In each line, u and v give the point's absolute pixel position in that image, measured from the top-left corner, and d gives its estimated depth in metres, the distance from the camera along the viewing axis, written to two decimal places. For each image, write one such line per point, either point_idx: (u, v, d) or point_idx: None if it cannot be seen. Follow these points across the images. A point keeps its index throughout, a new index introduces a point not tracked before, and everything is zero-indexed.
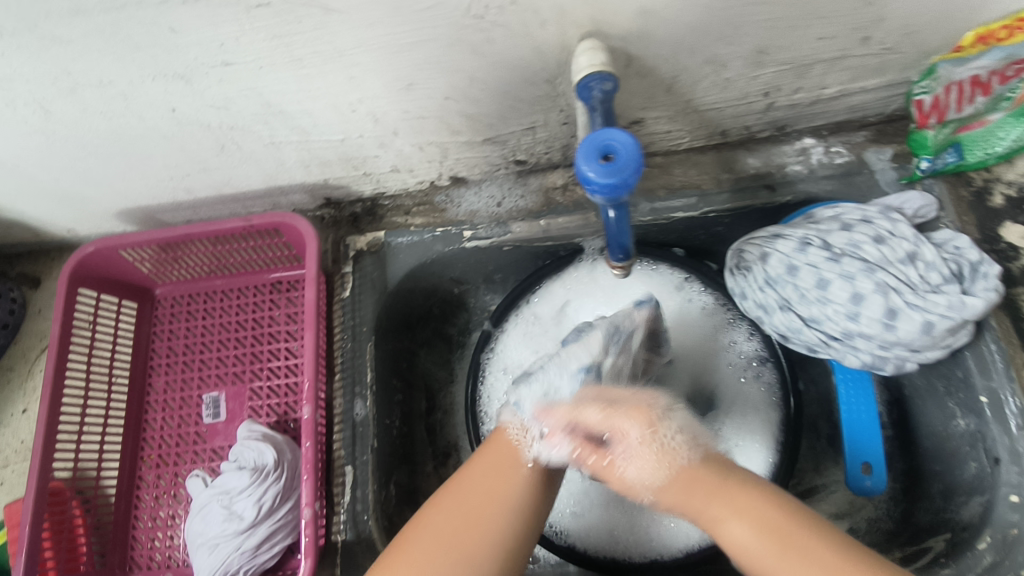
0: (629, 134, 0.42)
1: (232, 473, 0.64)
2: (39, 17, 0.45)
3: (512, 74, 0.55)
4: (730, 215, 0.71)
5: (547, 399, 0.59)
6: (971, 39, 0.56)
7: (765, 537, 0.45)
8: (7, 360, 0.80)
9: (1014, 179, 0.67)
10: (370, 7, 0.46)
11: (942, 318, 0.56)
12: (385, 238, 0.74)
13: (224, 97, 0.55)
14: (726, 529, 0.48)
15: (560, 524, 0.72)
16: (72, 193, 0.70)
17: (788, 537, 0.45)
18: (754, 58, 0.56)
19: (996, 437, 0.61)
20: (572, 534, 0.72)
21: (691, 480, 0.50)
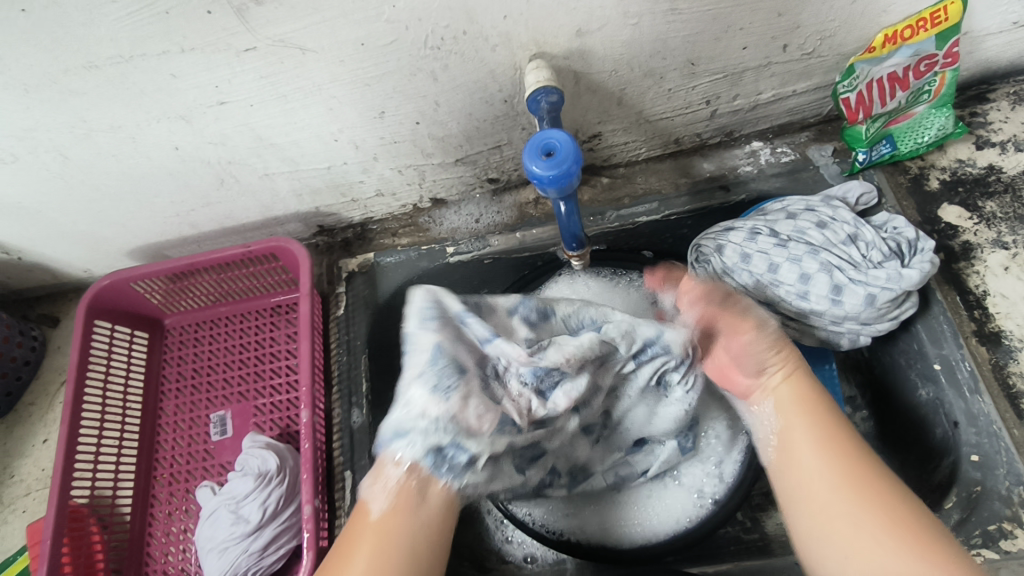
0: (566, 133, 0.50)
1: (237, 480, 0.68)
2: (59, 73, 0.52)
3: (472, 97, 0.63)
4: (691, 215, 0.77)
5: (399, 425, 0.41)
6: (881, 41, 0.63)
7: (819, 435, 0.47)
8: (29, 395, 0.86)
9: (947, 165, 0.73)
10: (342, 45, 0.54)
11: (883, 290, 0.62)
12: (374, 259, 0.82)
13: (221, 134, 0.62)
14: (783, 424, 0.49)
15: (555, 523, 0.73)
16: (88, 235, 0.77)
17: (845, 448, 0.46)
18: (687, 69, 0.64)
19: (952, 402, 0.63)
20: (567, 531, 0.73)
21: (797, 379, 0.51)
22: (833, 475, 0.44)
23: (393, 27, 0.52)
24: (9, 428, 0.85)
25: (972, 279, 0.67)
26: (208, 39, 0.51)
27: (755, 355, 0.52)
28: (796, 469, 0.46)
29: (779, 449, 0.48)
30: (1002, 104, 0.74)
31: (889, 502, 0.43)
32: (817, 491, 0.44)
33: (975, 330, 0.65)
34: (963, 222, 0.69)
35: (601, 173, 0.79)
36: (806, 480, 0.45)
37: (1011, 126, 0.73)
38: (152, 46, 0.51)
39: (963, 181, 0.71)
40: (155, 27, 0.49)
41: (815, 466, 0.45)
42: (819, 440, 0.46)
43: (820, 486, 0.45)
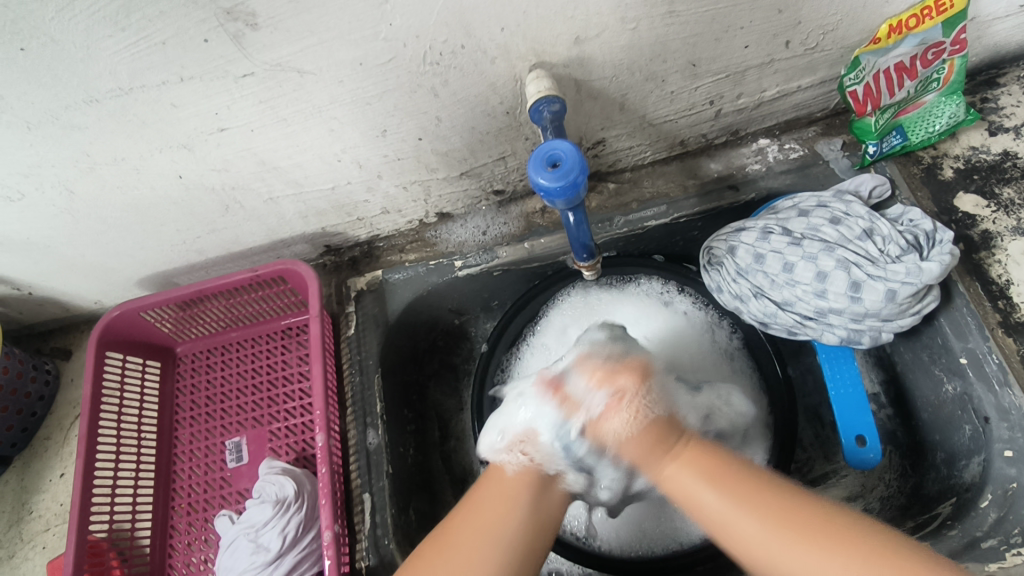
0: (571, 143, 0.49)
1: (255, 508, 0.68)
2: (61, 109, 0.52)
3: (474, 110, 0.62)
4: (701, 217, 0.76)
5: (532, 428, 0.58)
6: (885, 32, 0.61)
7: (706, 478, 0.48)
8: (45, 429, 0.86)
9: (961, 153, 0.71)
10: (340, 66, 0.53)
11: (904, 285, 0.60)
12: (382, 276, 0.80)
13: (223, 160, 0.62)
14: (701, 498, 0.48)
15: (586, 530, 0.73)
16: (97, 267, 0.77)
17: (744, 485, 0.47)
18: (689, 70, 0.63)
19: (981, 396, 0.62)
20: (595, 537, 0.73)
21: (651, 439, 0.52)
22: (738, 511, 0.45)
23: (390, 44, 0.52)
24: (26, 463, 0.85)
25: (994, 268, 0.65)
26: (206, 67, 0.51)
27: (632, 451, 0.53)
28: (718, 530, 0.46)
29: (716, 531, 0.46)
30: (1014, 88, 0.73)
31: (796, 522, 0.43)
32: (739, 535, 0.44)
33: (1001, 321, 0.63)
34: (981, 210, 0.68)
35: (607, 180, 0.79)
36: (722, 530, 0.46)
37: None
38: (151, 77, 0.51)
39: (978, 169, 0.70)
40: (153, 58, 0.49)
41: (733, 519, 0.45)
42: (709, 487, 0.47)
43: (737, 534, 0.45)
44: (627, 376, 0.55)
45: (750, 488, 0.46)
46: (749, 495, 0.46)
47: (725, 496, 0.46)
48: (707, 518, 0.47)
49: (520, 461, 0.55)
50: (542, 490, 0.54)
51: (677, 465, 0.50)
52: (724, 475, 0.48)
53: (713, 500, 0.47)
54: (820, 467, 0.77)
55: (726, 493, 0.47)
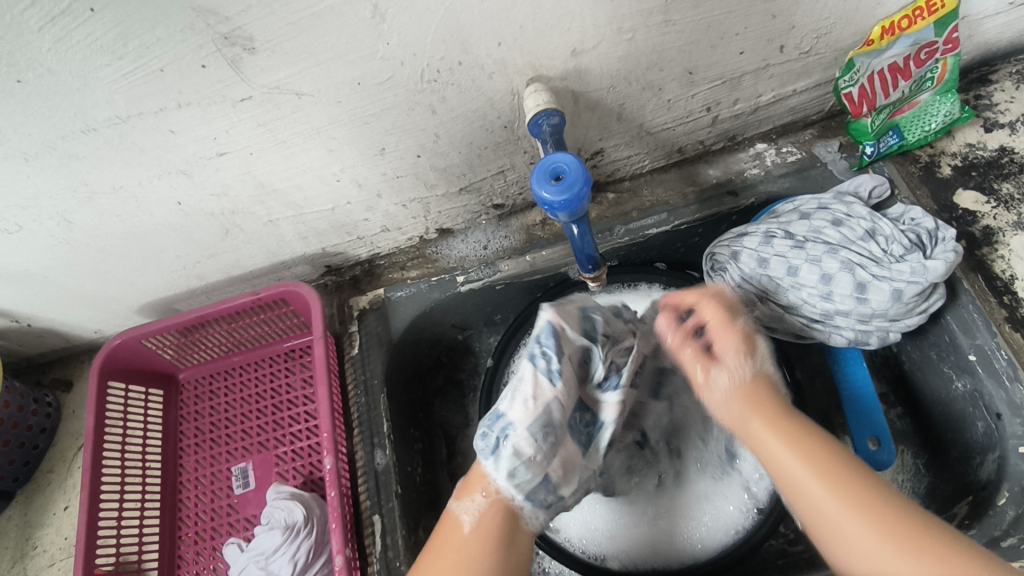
0: (572, 154, 0.49)
1: (264, 535, 0.67)
2: (59, 139, 0.52)
3: (472, 126, 0.62)
4: (701, 223, 0.76)
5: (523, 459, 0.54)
6: (878, 33, 0.62)
7: (820, 474, 0.51)
8: (47, 461, 0.85)
9: (958, 151, 0.71)
10: (338, 86, 0.53)
11: (909, 284, 0.60)
12: (384, 294, 0.80)
13: (222, 184, 0.62)
14: (783, 464, 0.53)
15: (600, 550, 0.72)
16: (97, 295, 0.76)
17: (848, 480, 0.50)
18: (686, 78, 0.63)
19: (992, 392, 0.61)
20: (610, 556, 0.72)
21: (767, 419, 0.56)
22: (849, 514, 0.48)
23: (388, 63, 0.52)
24: (29, 497, 0.84)
25: (997, 264, 0.65)
26: (204, 93, 0.50)
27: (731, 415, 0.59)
28: (804, 501, 0.51)
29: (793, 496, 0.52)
30: (1006, 84, 0.73)
31: (884, 513, 0.47)
32: (826, 515, 0.49)
33: (1008, 316, 0.62)
34: (981, 206, 0.68)
35: (606, 190, 0.78)
36: (811, 507, 0.50)
37: (1017, 106, 0.72)
38: (149, 104, 0.51)
39: (975, 165, 0.70)
40: (151, 85, 0.49)
41: (828, 505, 0.49)
42: (825, 487, 0.50)
43: (839, 525, 0.48)
44: (733, 352, 0.61)
45: (850, 485, 0.49)
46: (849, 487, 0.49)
47: (825, 485, 0.50)
48: (790, 489, 0.52)
49: (479, 503, 0.54)
50: (506, 539, 0.53)
51: (767, 431, 0.55)
52: (841, 468, 0.51)
53: (827, 499, 0.50)
54: None
55: (833, 490, 0.50)
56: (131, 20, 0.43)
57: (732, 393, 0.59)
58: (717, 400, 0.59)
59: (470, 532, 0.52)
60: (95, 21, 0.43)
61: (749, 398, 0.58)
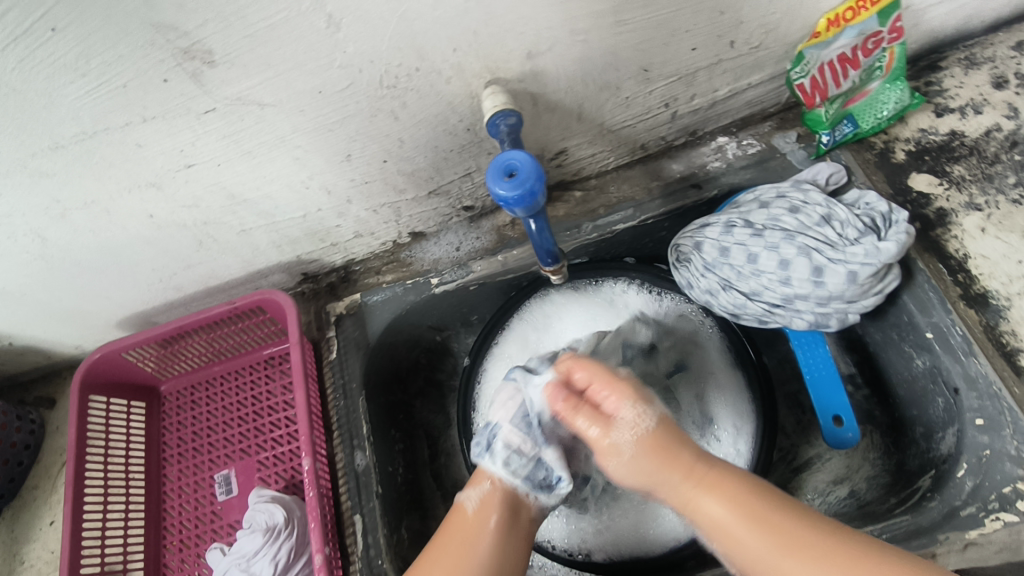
0: (526, 152, 0.50)
1: (245, 537, 0.68)
2: (28, 157, 0.54)
3: (435, 129, 0.64)
4: (667, 217, 0.78)
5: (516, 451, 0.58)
6: (824, 25, 0.64)
7: (741, 516, 0.47)
8: (33, 478, 0.86)
9: (911, 136, 0.73)
10: (299, 96, 0.55)
11: (863, 266, 0.62)
12: (361, 299, 0.81)
13: (193, 196, 0.63)
14: (704, 510, 0.48)
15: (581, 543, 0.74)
16: (76, 311, 0.77)
17: (769, 519, 0.46)
18: (641, 76, 0.65)
19: (950, 367, 0.63)
20: (594, 549, 0.73)
21: (667, 465, 0.50)
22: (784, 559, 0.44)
23: (347, 71, 0.54)
24: (16, 514, 0.84)
25: (951, 244, 0.67)
26: (167, 106, 0.52)
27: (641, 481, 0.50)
28: (743, 557, 0.46)
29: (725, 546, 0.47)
30: (956, 71, 0.75)
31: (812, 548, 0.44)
32: (758, 561, 0.45)
33: (961, 294, 0.64)
34: (934, 189, 0.70)
35: (574, 188, 0.80)
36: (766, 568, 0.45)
37: (967, 91, 0.74)
38: (114, 119, 0.52)
39: (928, 150, 0.72)
40: (115, 101, 0.50)
41: (754, 547, 0.45)
42: (755, 530, 0.46)
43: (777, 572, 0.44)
44: (631, 406, 0.51)
45: (780, 526, 0.45)
46: (765, 519, 0.46)
47: (751, 527, 0.46)
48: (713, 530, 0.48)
49: (481, 490, 0.57)
50: (512, 521, 0.56)
51: (691, 487, 0.49)
52: (754, 503, 0.47)
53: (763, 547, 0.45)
54: (804, 452, 0.79)
55: (757, 530, 0.46)
56: (92, 38, 0.45)
57: (637, 458, 0.50)
58: (633, 473, 0.50)
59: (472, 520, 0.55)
60: (56, 40, 0.45)
61: (673, 446, 0.50)
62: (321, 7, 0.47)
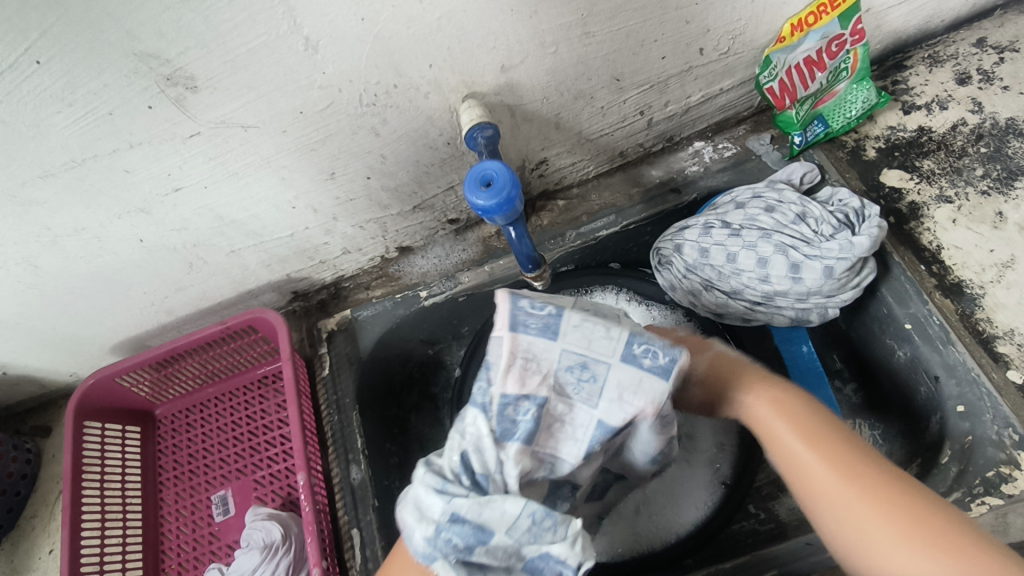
0: (501, 162, 0.52)
1: (242, 556, 0.68)
2: (18, 186, 0.55)
3: (416, 144, 0.65)
4: (648, 222, 0.79)
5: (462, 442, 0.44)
6: (788, 30, 0.67)
7: (808, 442, 0.49)
8: (30, 507, 0.86)
9: (881, 134, 0.75)
10: (280, 117, 0.56)
11: (839, 261, 0.63)
12: (351, 315, 0.82)
13: (182, 219, 0.65)
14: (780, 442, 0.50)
15: None
16: (70, 338, 0.78)
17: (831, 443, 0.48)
18: (614, 85, 0.67)
19: (929, 357, 0.64)
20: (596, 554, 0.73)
21: (781, 404, 0.52)
22: (836, 480, 0.46)
23: (326, 92, 0.55)
24: (14, 545, 0.84)
25: (924, 236, 0.68)
26: (153, 131, 0.53)
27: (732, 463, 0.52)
28: (800, 478, 0.48)
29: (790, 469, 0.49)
30: (920, 69, 0.78)
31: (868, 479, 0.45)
32: (816, 484, 0.47)
33: (937, 284, 0.66)
34: (905, 183, 0.72)
35: (557, 197, 0.82)
36: (833, 493, 0.46)
37: (932, 88, 0.76)
38: (101, 146, 0.53)
39: (898, 146, 0.74)
40: (102, 128, 0.52)
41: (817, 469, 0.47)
42: (817, 455, 0.48)
43: (824, 491, 0.46)
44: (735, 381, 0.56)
45: (846, 460, 0.47)
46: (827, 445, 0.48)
47: (814, 451, 0.48)
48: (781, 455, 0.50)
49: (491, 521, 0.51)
50: None
51: (777, 422, 0.51)
52: (819, 430, 0.49)
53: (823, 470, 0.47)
54: None
55: (823, 455, 0.48)
56: (76, 69, 0.47)
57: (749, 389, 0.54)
58: (767, 408, 0.52)
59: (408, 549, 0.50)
60: (41, 72, 0.46)
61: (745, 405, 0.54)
62: (299, 30, 0.49)
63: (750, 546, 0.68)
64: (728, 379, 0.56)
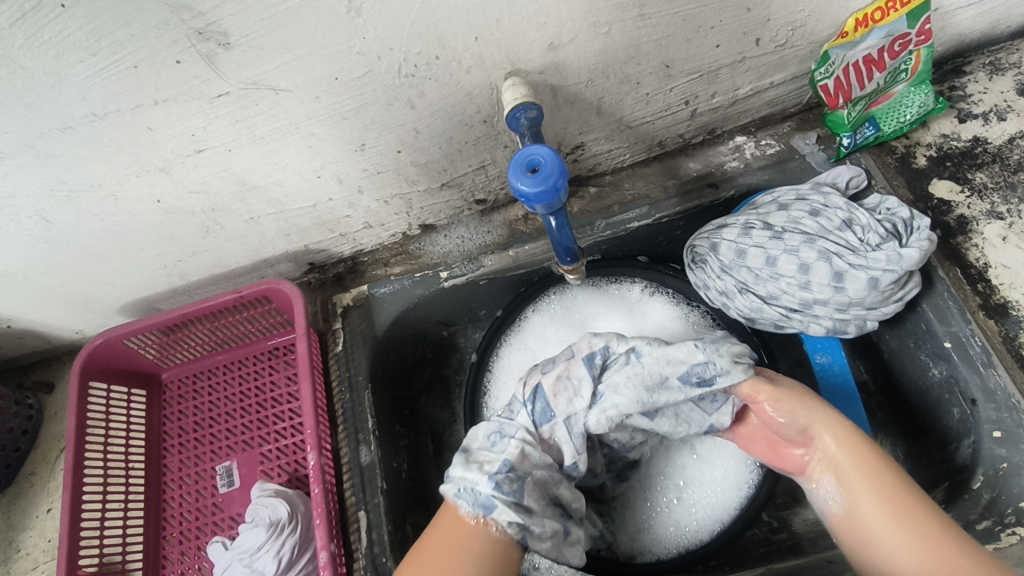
0: (549, 147, 0.49)
1: (248, 531, 0.67)
2: (34, 137, 0.52)
3: (451, 120, 0.62)
4: (682, 216, 0.76)
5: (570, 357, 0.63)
6: (852, 25, 0.63)
7: (896, 510, 0.49)
8: (30, 463, 0.85)
9: (933, 141, 0.72)
10: (315, 82, 0.53)
11: (885, 272, 0.61)
12: (368, 291, 0.79)
13: (202, 182, 0.62)
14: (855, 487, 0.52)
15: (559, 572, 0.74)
16: (77, 295, 0.76)
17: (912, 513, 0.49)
18: (663, 72, 0.64)
19: (968, 378, 0.62)
20: (637, 552, 0.72)
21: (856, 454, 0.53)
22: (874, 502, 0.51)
23: (365, 58, 0.52)
24: (12, 499, 0.83)
25: (972, 252, 0.65)
26: (180, 89, 0.50)
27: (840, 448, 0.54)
28: (865, 531, 0.51)
29: (854, 516, 0.52)
30: (980, 75, 0.74)
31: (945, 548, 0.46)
32: (874, 542, 0.50)
33: (981, 304, 0.63)
34: (955, 196, 0.69)
35: (588, 183, 0.79)
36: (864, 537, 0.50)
37: (990, 96, 0.73)
38: (125, 101, 0.50)
39: (950, 156, 0.71)
40: (125, 81, 0.49)
41: (874, 521, 0.50)
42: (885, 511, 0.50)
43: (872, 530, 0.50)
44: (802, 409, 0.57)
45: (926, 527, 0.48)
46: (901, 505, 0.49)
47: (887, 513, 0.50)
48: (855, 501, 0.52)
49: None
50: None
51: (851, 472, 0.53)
52: (913, 507, 0.49)
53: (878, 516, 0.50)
54: None
55: (907, 529, 0.48)
56: (103, 17, 0.43)
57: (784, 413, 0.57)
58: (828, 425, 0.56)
59: (468, 525, 0.52)
60: (66, 17, 0.43)
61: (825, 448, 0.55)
62: None
63: (762, 558, 0.68)
64: (785, 404, 0.57)
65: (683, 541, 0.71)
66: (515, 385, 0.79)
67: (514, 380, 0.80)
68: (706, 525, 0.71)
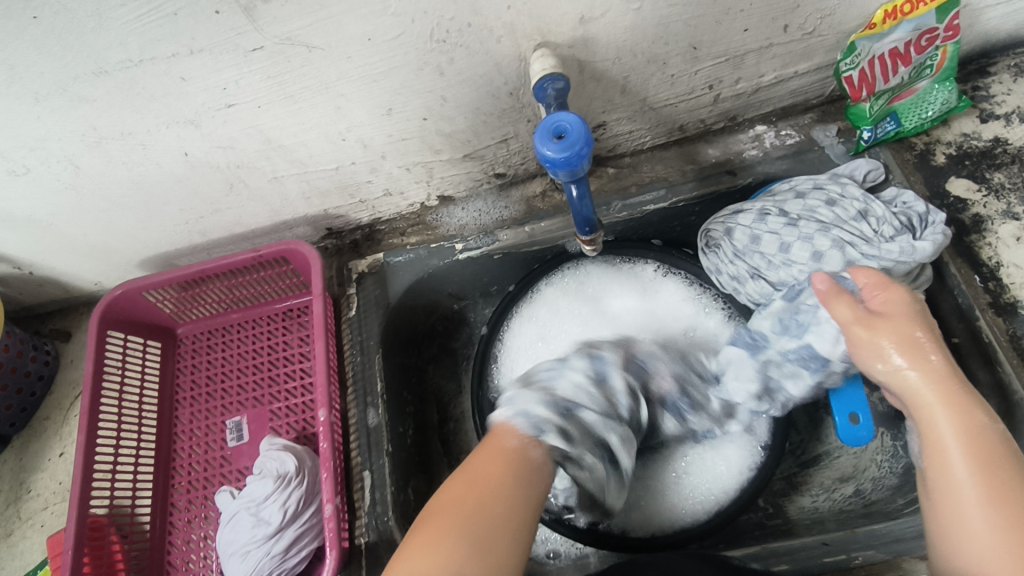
0: (576, 116, 0.50)
1: (256, 482, 0.69)
2: (72, 80, 0.53)
3: (478, 90, 0.63)
4: (698, 201, 0.77)
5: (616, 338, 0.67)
6: (881, 17, 0.62)
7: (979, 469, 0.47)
8: (45, 409, 0.87)
9: (953, 139, 0.73)
10: (348, 41, 0.54)
11: (897, 264, 0.62)
12: (384, 259, 0.81)
13: (229, 137, 0.63)
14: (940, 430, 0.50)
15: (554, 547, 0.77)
16: (99, 245, 0.77)
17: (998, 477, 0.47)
18: (690, 54, 0.64)
19: (974, 374, 0.63)
20: (632, 527, 0.73)
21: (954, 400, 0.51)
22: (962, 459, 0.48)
23: (398, 20, 0.53)
24: (25, 442, 0.85)
25: (984, 251, 0.66)
26: (216, 39, 0.51)
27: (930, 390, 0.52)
28: (943, 480, 0.49)
29: (934, 462, 0.50)
30: (1005, 77, 0.74)
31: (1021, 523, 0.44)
32: (949, 502, 0.48)
33: (991, 302, 0.64)
34: (972, 194, 0.69)
35: (608, 164, 0.80)
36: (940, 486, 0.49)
37: (1014, 98, 0.73)
38: (161, 49, 0.51)
39: (969, 155, 0.71)
40: (164, 28, 0.50)
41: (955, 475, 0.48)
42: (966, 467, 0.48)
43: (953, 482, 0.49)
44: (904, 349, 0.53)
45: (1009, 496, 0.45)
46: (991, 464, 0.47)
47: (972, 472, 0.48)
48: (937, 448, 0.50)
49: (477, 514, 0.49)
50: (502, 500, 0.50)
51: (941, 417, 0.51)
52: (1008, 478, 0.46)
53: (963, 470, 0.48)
54: (813, 448, 0.77)
55: (996, 507, 0.45)
56: None
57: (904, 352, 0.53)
58: (932, 384, 0.52)
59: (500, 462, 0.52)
60: None
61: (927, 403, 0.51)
62: None
63: (758, 537, 0.70)
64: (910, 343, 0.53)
65: (681, 517, 0.73)
66: (529, 355, 0.81)
67: (526, 351, 0.81)
68: (705, 503, 0.73)
